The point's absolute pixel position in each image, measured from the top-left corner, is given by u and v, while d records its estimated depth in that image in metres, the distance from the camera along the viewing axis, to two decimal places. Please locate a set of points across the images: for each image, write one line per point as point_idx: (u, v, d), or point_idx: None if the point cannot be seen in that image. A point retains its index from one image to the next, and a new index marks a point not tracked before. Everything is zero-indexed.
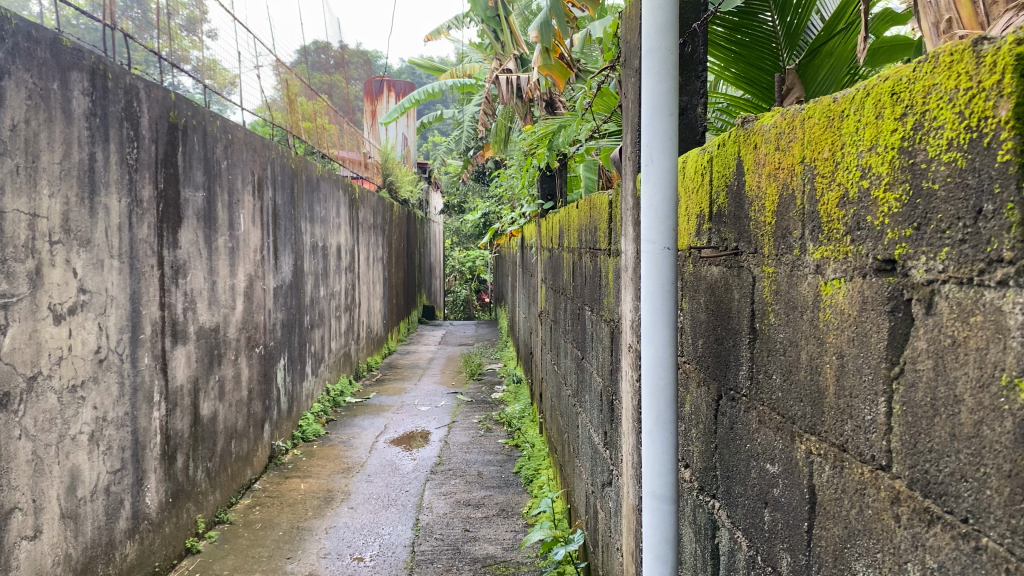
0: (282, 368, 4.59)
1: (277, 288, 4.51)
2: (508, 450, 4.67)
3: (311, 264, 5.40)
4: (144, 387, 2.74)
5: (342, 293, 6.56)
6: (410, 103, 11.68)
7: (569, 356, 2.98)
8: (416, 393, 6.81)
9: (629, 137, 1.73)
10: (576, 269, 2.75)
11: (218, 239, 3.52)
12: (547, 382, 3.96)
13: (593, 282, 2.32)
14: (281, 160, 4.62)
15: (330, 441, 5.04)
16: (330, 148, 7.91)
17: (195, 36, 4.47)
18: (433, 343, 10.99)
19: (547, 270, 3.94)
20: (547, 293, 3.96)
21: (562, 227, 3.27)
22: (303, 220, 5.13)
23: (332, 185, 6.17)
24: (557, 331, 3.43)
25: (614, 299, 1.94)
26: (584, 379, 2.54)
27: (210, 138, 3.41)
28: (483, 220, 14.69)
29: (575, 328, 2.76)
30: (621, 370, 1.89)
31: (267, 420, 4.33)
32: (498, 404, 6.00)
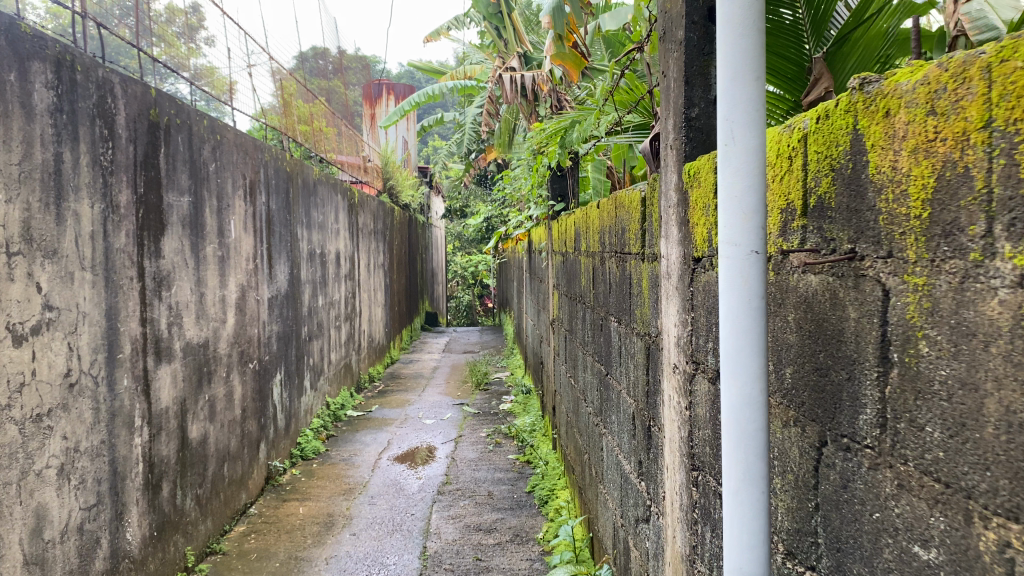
0: (278, 384, 4.35)
1: (272, 299, 4.26)
2: (520, 468, 4.42)
3: (309, 272, 5.15)
4: (124, 412, 2.49)
5: (342, 302, 6.30)
6: (410, 106, 11.45)
7: (588, 371, 2.73)
8: (420, 404, 6.55)
9: (670, 124, 1.48)
10: (597, 276, 2.50)
11: (207, 248, 3.28)
12: (562, 396, 3.70)
13: (620, 292, 2.07)
14: (275, 164, 4.37)
15: (331, 459, 4.79)
16: (329, 153, 7.66)
17: (192, 42, 4.25)
18: (436, 350, 10.74)
19: (560, 276, 3.69)
20: (560, 300, 3.72)
21: (577, 231, 3.03)
22: (299, 227, 4.89)
23: (330, 190, 5.92)
24: (574, 343, 3.17)
25: (650, 311, 1.69)
26: (609, 398, 2.29)
27: (196, 138, 3.17)
28: (485, 224, 14.44)
29: (597, 341, 2.51)
30: (659, 393, 1.64)
31: (263, 439, 4.08)
32: (507, 416, 5.74)
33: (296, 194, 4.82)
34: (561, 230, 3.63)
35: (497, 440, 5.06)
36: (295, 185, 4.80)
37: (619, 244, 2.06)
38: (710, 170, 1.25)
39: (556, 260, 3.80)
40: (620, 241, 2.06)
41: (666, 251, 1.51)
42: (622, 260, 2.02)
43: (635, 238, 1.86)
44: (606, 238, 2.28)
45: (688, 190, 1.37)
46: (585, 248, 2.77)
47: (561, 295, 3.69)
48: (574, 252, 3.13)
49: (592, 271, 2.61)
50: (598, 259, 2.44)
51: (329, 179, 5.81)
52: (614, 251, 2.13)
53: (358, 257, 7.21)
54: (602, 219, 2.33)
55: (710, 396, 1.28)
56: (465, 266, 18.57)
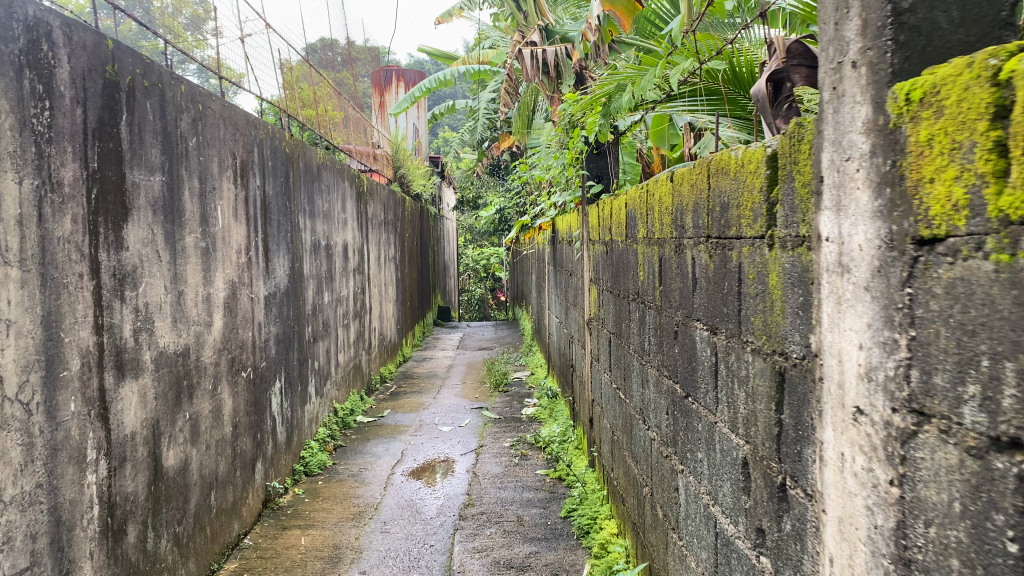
0: (277, 393, 3.83)
1: (270, 297, 3.74)
2: (551, 486, 3.88)
3: (313, 265, 4.63)
4: (70, 445, 1.97)
5: (350, 299, 5.78)
6: (420, 92, 10.92)
7: (654, 387, 2.18)
8: (436, 409, 6.02)
9: (851, 35, 0.95)
10: (669, 268, 1.96)
11: (187, 238, 2.75)
12: (606, 410, 3.15)
13: (719, 291, 1.53)
14: (272, 144, 3.85)
15: (338, 476, 4.26)
16: (335, 138, 7.16)
17: (199, 34, 3.77)
18: (451, 347, 10.20)
19: (602, 270, 3.15)
20: (602, 297, 3.17)
21: (632, 212, 2.48)
22: (301, 217, 4.37)
23: (336, 175, 5.39)
24: (626, 350, 2.62)
25: (795, 322, 1.15)
26: (696, 429, 1.75)
27: (170, 106, 2.64)
28: (498, 215, 13.90)
29: (670, 351, 1.97)
30: (816, 443, 1.10)
31: (260, 457, 3.56)
32: (531, 423, 5.21)
33: (296, 178, 4.29)
34: (603, 214, 3.10)
35: (522, 452, 4.53)
36: (295, 169, 4.27)
37: (718, 224, 1.52)
38: (980, 84, 0.71)
39: (597, 251, 3.27)
40: (719, 221, 1.52)
41: (847, 233, 0.97)
42: (724, 247, 1.48)
43: (754, 215, 1.32)
44: (689, 221, 1.74)
45: (910, 127, 0.82)
46: (647, 235, 2.23)
47: (603, 291, 3.14)
48: (625, 240, 2.59)
49: (660, 263, 2.06)
50: (672, 248, 1.91)
51: (334, 165, 5.28)
52: (706, 235, 1.59)
53: (368, 248, 6.68)
54: (683, 195, 1.78)
55: (967, 478, 0.75)
56: (478, 258, 18.01)
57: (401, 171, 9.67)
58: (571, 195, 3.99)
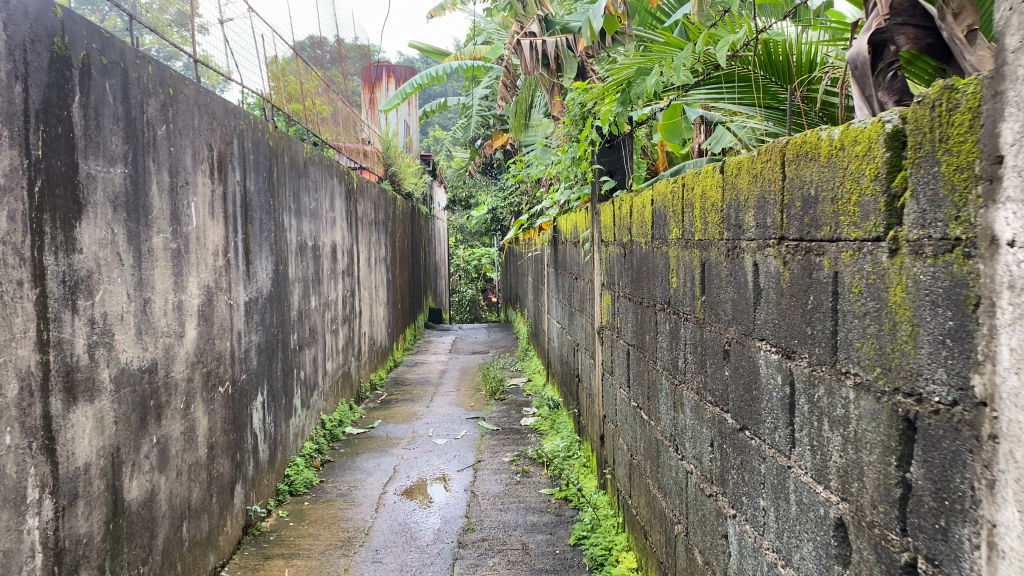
0: (259, 408, 3.52)
1: (251, 303, 3.42)
2: (557, 508, 3.58)
3: (299, 268, 4.32)
4: (4, 486, 1.65)
5: (338, 303, 5.46)
6: (411, 88, 10.60)
7: (693, 412, 1.89)
8: (430, 419, 5.71)
9: None
10: (717, 275, 1.67)
11: (154, 239, 2.43)
12: (622, 430, 2.86)
13: (799, 307, 1.24)
14: (254, 137, 3.53)
15: (325, 495, 3.95)
16: (324, 134, 6.86)
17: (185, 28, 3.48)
18: (443, 351, 9.88)
19: (618, 275, 2.85)
20: (617, 305, 2.87)
21: (659, 210, 2.20)
22: (286, 215, 4.05)
23: (324, 171, 5.08)
24: (650, 365, 2.33)
25: (943, 356, 0.86)
26: (758, 472, 1.45)
27: (135, 89, 2.32)
28: (490, 215, 13.58)
29: (718, 373, 1.67)
30: (981, 523, 0.80)
31: (240, 479, 3.24)
32: (531, 435, 4.92)
33: (281, 174, 3.97)
34: (618, 211, 2.81)
35: (524, 468, 4.23)
36: (279, 164, 3.95)
37: (798, 224, 1.23)
38: None
39: (611, 254, 2.97)
40: (800, 221, 1.23)
41: None
42: (809, 253, 1.19)
43: (862, 211, 1.03)
44: (749, 218, 1.45)
45: None
46: (682, 235, 1.94)
47: (619, 298, 2.84)
48: (650, 242, 2.30)
49: (703, 268, 1.77)
50: (723, 252, 1.61)
51: (321, 160, 4.96)
52: (779, 237, 1.30)
53: (357, 249, 6.36)
54: (740, 188, 1.49)
55: None
56: (469, 259, 17.69)
57: (392, 169, 9.35)
58: (579, 194, 3.69)
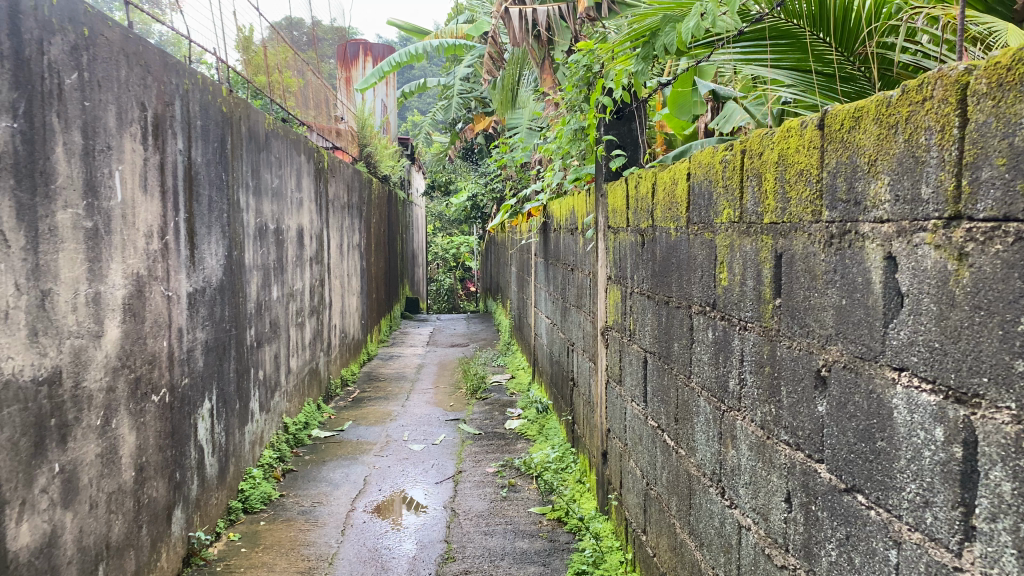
0: (207, 417, 3.02)
1: (196, 294, 2.92)
2: (550, 532, 3.13)
3: (258, 254, 3.81)
4: None
5: (305, 293, 4.95)
6: (389, 66, 10.04)
7: (756, 451, 1.42)
8: (405, 420, 5.23)
9: None
10: (806, 271, 1.21)
11: (58, 214, 1.92)
12: (634, 451, 2.40)
13: (999, 325, 0.78)
14: (203, 99, 3.01)
15: (285, 513, 3.46)
16: (293, 109, 6.33)
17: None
18: (420, 343, 9.38)
19: (632, 268, 2.39)
20: (631, 302, 2.41)
21: (698, 186, 1.74)
22: (243, 193, 3.55)
23: (289, 147, 4.56)
24: (682, 380, 1.87)
25: None
26: (887, 561, 0.99)
27: (30, 23, 1.82)
28: (471, 202, 13.08)
29: (806, 406, 1.22)
30: None
31: (181, 503, 2.74)
32: (517, 441, 4.46)
33: (235, 145, 3.45)
34: (634, 190, 2.36)
35: (510, 481, 3.77)
36: (234, 134, 3.43)
37: (999, 193, 0.78)
38: None
39: (623, 243, 2.52)
40: (1004, 188, 0.78)
41: None
42: None
43: None
44: (881, 189, 1.00)
45: None
46: (740, 217, 1.48)
47: (634, 294, 2.38)
48: (682, 228, 1.84)
49: (778, 262, 1.31)
50: (821, 238, 1.16)
51: (286, 133, 4.44)
52: (955, 214, 0.85)
53: (328, 234, 5.85)
54: (862, 146, 1.04)
55: None
56: (447, 247, 17.17)
57: (368, 150, 8.80)
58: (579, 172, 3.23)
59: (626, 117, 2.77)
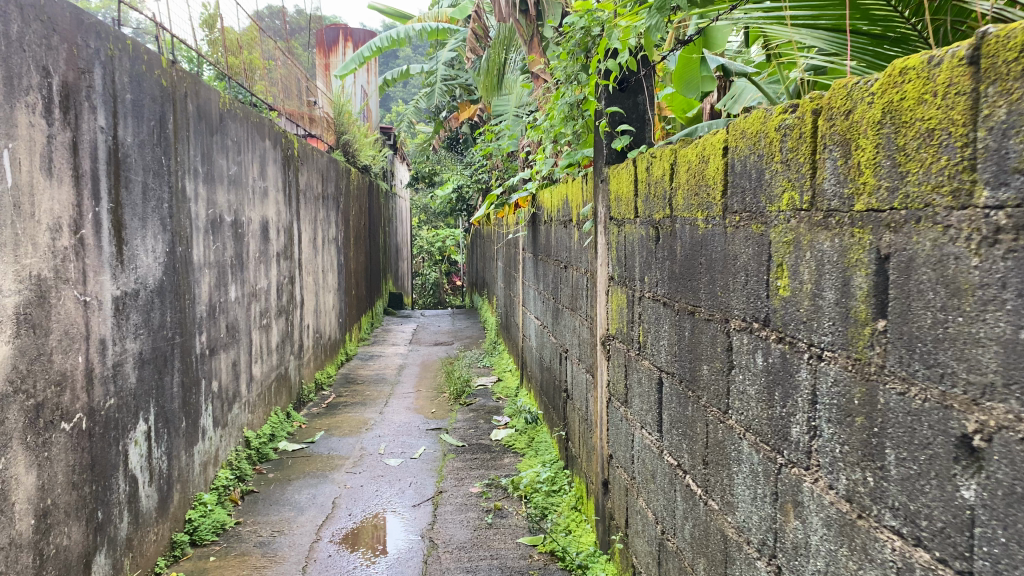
0: (142, 439, 2.58)
1: (127, 298, 2.47)
2: (543, 570, 2.71)
3: (210, 249, 3.37)
4: None
5: (271, 292, 4.52)
6: (370, 51, 9.57)
7: (840, 531, 1.01)
8: (382, 429, 4.81)
9: None
10: (942, 282, 0.80)
11: None
12: (645, 489, 1.99)
13: None
14: (135, 70, 2.56)
15: (239, 545, 3.03)
16: (260, 92, 5.87)
17: None
18: (402, 342, 8.94)
19: (643, 267, 1.97)
20: (641, 309, 2.00)
21: (740, 165, 1.33)
22: (190, 179, 3.10)
23: (251, 130, 4.11)
24: (717, 415, 1.46)
25: None
26: None
27: None
28: (456, 194, 12.64)
29: (938, 486, 0.81)
30: None
31: (106, 546, 2.31)
32: (504, 454, 4.05)
33: (181, 126, 3.00)
34: (645, 174, 1.95)
35: (496, 504, 3.36)
36: (178, 112, 2.98)
37: None
38: None
39: (629, 238, 2.12)
40: None
41: None
42: None
43: None
44: None
45: None
46: (812, 203, 1.08)
47: (644, 299, 1.96)
48: (716, 218, 1.43)
49: (883, 268, 0.90)
50: (973, 232, 0.75)
51: (246, 116, 3.99)
52: None
53: (299, 227, 5.41)
54: None
55: None
56: (433, 241, 16.74)
57: (346, 137, 8.34)
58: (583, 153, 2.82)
59: (630, 89, 2.36)
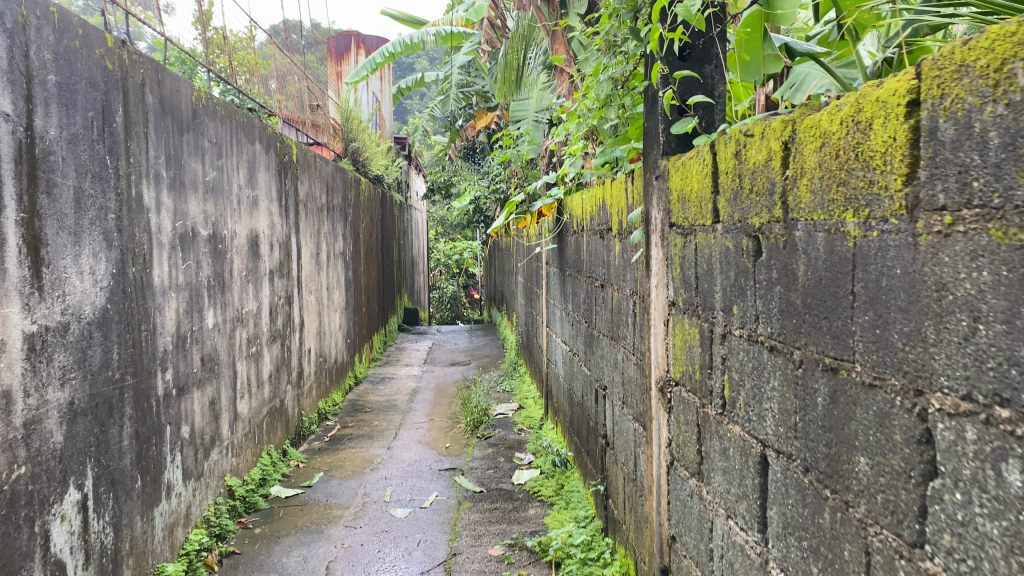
0: (75, 513, 2.04)
1: (48, 335, 1.93)
2: None
3: (180, 268, 2.84)
4: None
5: (262, 316, 3.97)
6: (382, 57, 9.08)
7: None
8: (390, 469, 4.25)
9: None
10: None
11: None
12: None
13: None
14: (64, 46, 2.03)
15: None
16: (256, 95, 5.36)
17: None
18: (416, 362, 8.38)
19: (729, 296, 1.41)
20: (729, 351, 1.44)
21: (960, 130, 0.77)
22: (151, 185, 2.57)
23: (236, 130, 3.58)
24: (896, 544, 0.89)
25: None
26: None
27: None
28: (473, 206, 12.14)
29: None
30: None
31: None
32: (528, 504, 3.48)
33: (135, 120, 2.46)
34: (732, 165, 1.39)
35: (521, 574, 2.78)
36: (133, 104, 2.45)
37: None
38: None
39: (703, 253, 1.56)
40: None
41: None
42: None
43: None
44: None
45: None
46: None
47: (735, 339, 1.40)
48: (899, 220, 0.87)
49: None
50: None
51: (229, 114, 3.45)
52: None
53: (298, 241, 4.89)
54: None
55: None
56: (450, 253, 16.24)
57: (355, 145, 7.80)
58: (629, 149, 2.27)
59: (693, 60, 1.83)
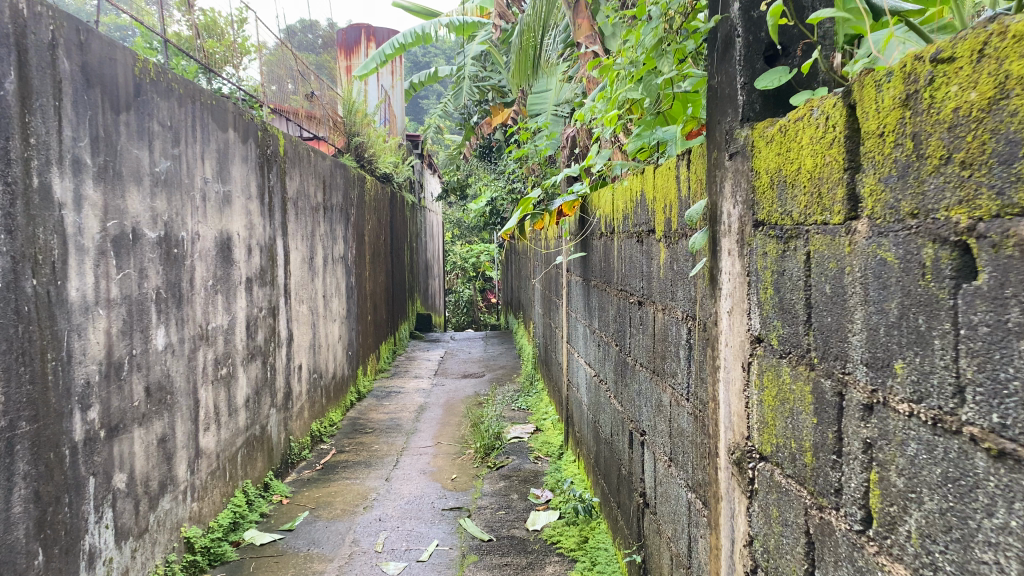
0: None
1: None
2: None
3: (114, 279, 2.29)
4: None
5: (237, 331, 3.42)
6: (393, 49, 8.55)
7: None
8: (387, 506, 3.70)
9: None
10: None
11: None
12: None
13: None
14: None
15: None
16: (244, 84, 4.83)
17: None
18: (426, 373, 7.82)
19: (888, 342, 0.83)
20: (882, 435, 0.86)
21: None
22: (66, 175, 2.02)
23: (203, 113, 3.04)
24: None
25: None
26: None
27: None
28: (489, 206, 11.58)
29: None
30: None
31: None
32: (546, 560, 2.90)
33: (39, 90, 1.91)
34: (895, 120, 0.81)
35: None
36: (36, 70, 1.89)
37: None
38: None
39: (823, 270, 0.99)
40: None
41: None
42: None
43: None
44: None
45: None
46: None
47: (899, 418, 0.82)
48: None
49: None
50: None
51: (190, 94, 2.90)
52: None
53: (287, 244, 4.34)
54: None
55: None
56: (466, 256, 15.71)
57: (360, 140, 7.26)
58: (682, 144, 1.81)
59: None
